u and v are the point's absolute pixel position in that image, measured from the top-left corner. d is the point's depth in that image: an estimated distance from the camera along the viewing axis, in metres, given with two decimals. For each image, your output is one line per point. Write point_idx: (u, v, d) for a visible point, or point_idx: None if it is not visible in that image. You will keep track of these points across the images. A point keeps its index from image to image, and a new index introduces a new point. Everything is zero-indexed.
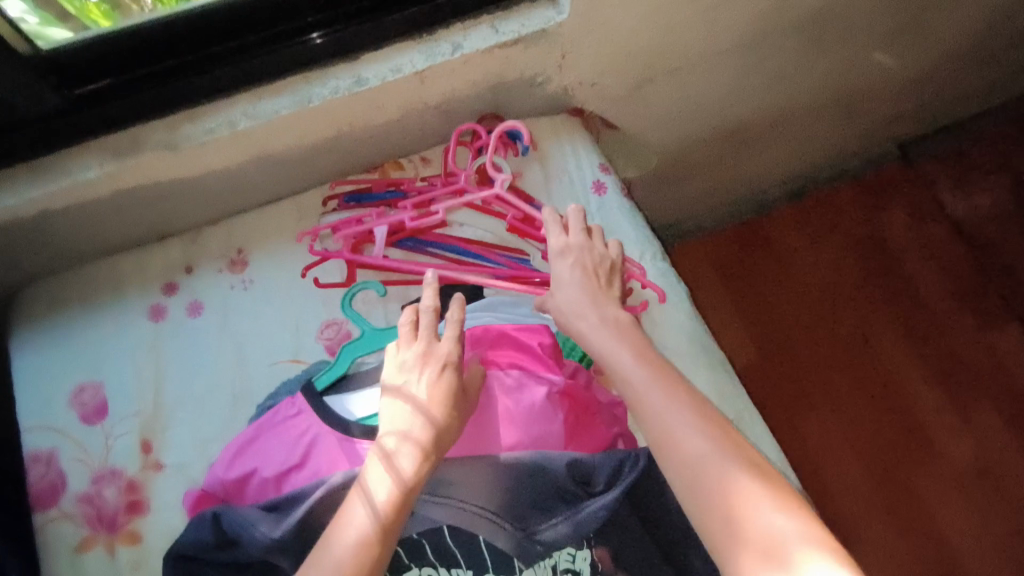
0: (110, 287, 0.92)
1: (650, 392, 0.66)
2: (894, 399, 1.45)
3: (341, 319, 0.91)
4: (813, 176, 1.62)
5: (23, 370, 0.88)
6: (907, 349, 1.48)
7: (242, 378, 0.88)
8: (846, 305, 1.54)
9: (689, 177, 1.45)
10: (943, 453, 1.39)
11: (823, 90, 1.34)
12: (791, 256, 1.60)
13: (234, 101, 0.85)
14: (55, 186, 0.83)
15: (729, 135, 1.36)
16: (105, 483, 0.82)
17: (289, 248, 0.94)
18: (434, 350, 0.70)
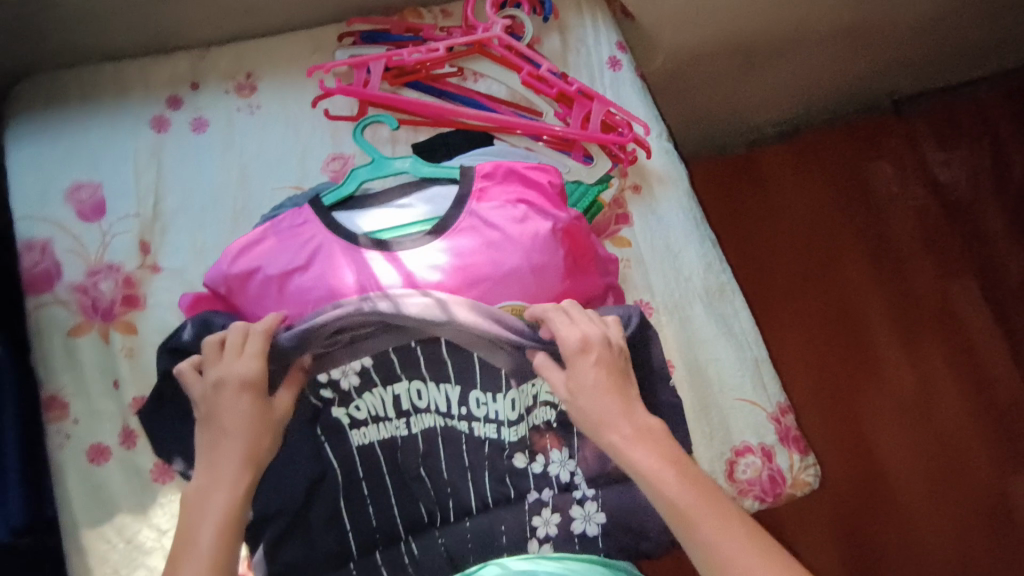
0: (109, 91, 0.91)
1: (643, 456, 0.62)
2: (857, 335, 1.49)
3: (347, 154, 0.91)
4: (805, 115, 1.63)
5: (19, 159, 0.86)
6: (871, 287, 1.53)
7: (244, 196, 0.88)
8: (817, 240, 1.57)
9: (693, 89, 1.46)
10: (895, 391, 1.45)
11: (833, 19, 1.37)
12: (777, 188, 1.61)
13: None
14: None
15: (738, 49, 1.38)
16: (101, 276, 0.83)
17: (301, 77, 0.93)
18: (240, 367, 0.65)
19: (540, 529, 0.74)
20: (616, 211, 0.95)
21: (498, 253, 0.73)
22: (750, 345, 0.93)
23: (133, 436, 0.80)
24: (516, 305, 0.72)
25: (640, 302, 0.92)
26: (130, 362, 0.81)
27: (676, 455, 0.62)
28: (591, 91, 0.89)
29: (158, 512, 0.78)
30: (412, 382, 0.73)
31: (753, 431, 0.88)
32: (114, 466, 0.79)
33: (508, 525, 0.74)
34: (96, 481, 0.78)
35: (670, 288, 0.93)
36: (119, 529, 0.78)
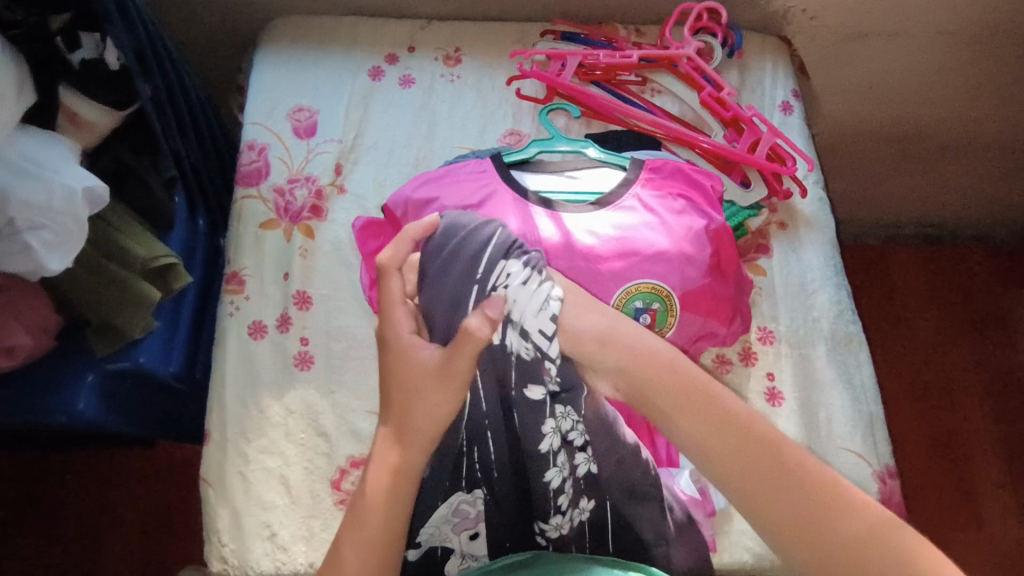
0: (343, 41, 1.06)
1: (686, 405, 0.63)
2: (963, 465, 1.40)
3: (523, 132, 1.01)
4: (952, 228, 1.56)
5: (260, 79, 1.03)
6: (989, 420, 1.43)
7: (428, 147, 0.99)
8: (940, 356, 1.49)
9: (847, 171, 1.43)
10: (995, 536, 1.34)
11: (1012, 128, 1.32)
12: (904, 291, 1.55)
13: None
14: None
15: (902, 142, 1.35)
16: (298, 185, 0.96)
17: (501, 60, 1.05)
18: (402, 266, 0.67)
19: (566, 503, 0.70)
20: (759, 240, 0.97)
21: (652, 236, 0.79)
22: (867, 401, 0.90)
23: (288, 323, 0.90)
24: (658, 284, 0.78)
25: (762, 328, 0.92)
26: (304, 261, 0.92)
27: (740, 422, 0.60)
28: (764, 122, 0.95)
29: (291, 394, 0.86)
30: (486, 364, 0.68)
31: (856, 483, 0.83)
32: (267, 345, 0.89)
33: (531, 496, 0.71)
34: (250, 354, 0.88)
35: (795, 324, 0.92)
36: (256, 400, 0.86)
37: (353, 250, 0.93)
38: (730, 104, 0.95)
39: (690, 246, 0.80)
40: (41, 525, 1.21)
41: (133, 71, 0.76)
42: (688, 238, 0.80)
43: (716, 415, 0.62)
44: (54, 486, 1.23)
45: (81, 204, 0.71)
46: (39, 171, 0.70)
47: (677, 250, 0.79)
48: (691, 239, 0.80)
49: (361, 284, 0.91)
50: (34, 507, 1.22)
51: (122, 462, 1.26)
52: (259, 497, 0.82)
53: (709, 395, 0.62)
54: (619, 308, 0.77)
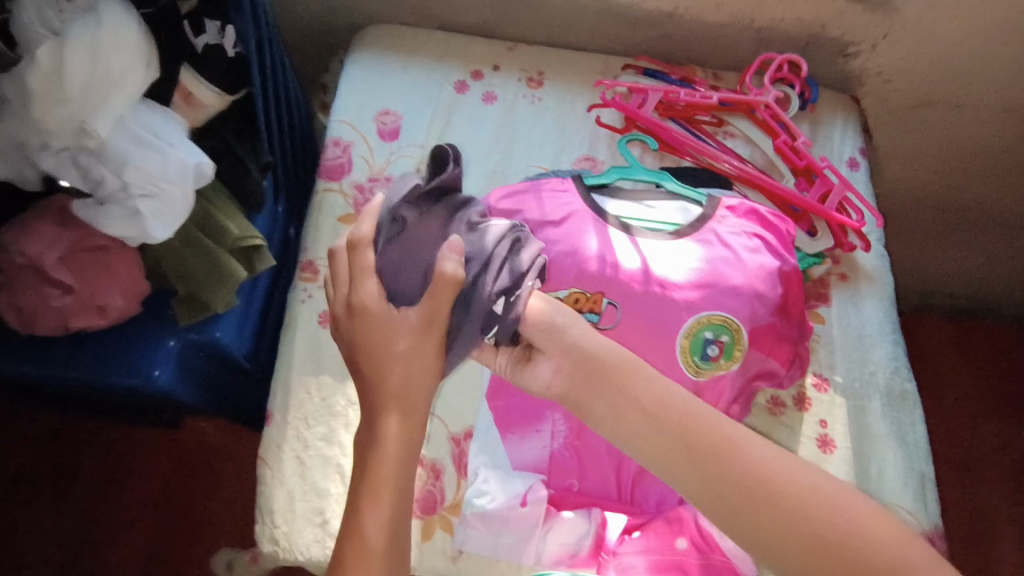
0: (432, 51, 1.10)
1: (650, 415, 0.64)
2: (985, 544, 1.38)
3: (596, 159, 1.06)
4: (989, 303, 1.57)
5: (350, 80, 1.07)
6: (1012, 501, 1.43)
7: (505, 164, 1.04)
8: (966, 429, 1.49)
9: (894, 233, 1.44)
10: None
11: None
12: (935, 360, 1.55)
13: None
14: None
15: (953, 212, 1.37)
16: (378, 184, 0.99)
17: (581, 90, 1.09)
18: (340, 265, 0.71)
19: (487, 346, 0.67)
20: (819, 289, 0.98)
21: (727, 269, 0.81)
22: (918, 460, 0.90)
23: None
24: (728, 317, 0.80)
25: (818, 375, 0.93)
26: None
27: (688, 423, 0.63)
28: (836, 174, 0.98)
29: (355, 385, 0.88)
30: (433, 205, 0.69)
31: None
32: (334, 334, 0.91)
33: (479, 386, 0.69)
34: (318, 341, 0.90)
35: (852, 375, 0.93)
36: (320, 388, 0.88)
37: None
38: (806, 155, 0.97)
39: (760, 283, 0.81)
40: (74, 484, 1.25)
41: (247, 59, 0.83)
42: (760, 277, 0.82)
43: (674, 424, 0.63)
44: (88, 451, 1.27)
45: (192, 178, 0.76)
46: (157, 143, 0.74)
47: (745, 287, 0.81)
48: (762, 277, 0.82)
49: None
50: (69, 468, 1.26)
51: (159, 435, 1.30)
52: (314, 483, 0.83)
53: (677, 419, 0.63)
54: (689, 336, 0.79)
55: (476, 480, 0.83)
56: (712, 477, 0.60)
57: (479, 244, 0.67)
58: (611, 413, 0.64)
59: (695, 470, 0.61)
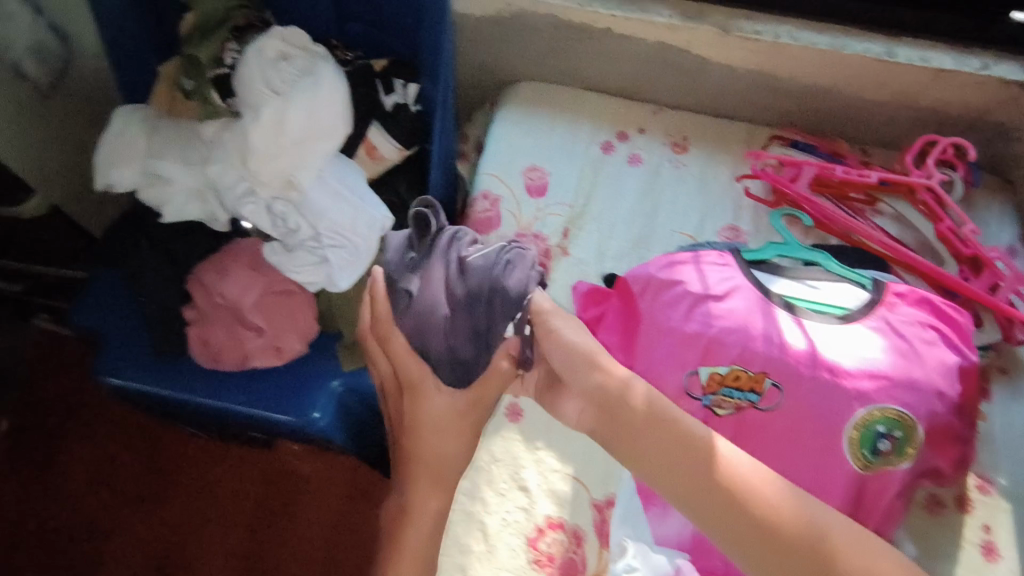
0: (579, 111, 1.12)
1: (673, 442, 0.65)
2: None
3: (740, 229, 1.05)
4: None
5: (500, 136, 1.09)
6: None
7: (649, 229, 1.04)
8: None
9: None
10: None
11: None
12: None
13: (785, 21, 0.98)
14: (630, 15, 0.97)
15: None
16: (526, 241, 1.01)
17: (728, 158, 1.09)
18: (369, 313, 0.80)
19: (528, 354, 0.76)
20: (980, 382, 0.94)
21: (902, 361, 0.79)
22: None
23: None
24: (903, 412, 0.76)
25: (981, 476, 0.88)
26: None
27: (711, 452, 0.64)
28: (1004, 264, 0.94)
29: (496, 442, 0.90)
30: (432, 234, 0.74)
31: None
32: None
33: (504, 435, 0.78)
34: None
35: (1016, 480, 0.88)
36: None
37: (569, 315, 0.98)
38: (974, 244, 0.94)
39: (940, 379, 0.78)
40: (182, 497, 1.28)
41: (429, 115, 0.85)
42: (939, 373, 0.79)
43: (692, 457, 0.64)
44: (200, 465, 1.31)
45: (379, 232, 0.79)
46: (352, 198, 0.78)
47: (925, 379, 0.78)
48: (941, 372, 0.79)
49: None
50: (179, 480, 1.30)
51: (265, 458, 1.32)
52: (456, 538, 0.85)
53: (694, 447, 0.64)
54: (859, 429, 0.76)
55: (626, 554, 0.79)
56: (678, 476, 0.64)
57: (482, 278, 0.72)
58: (630, 450, 0.67)
59: (710, 503, 0.62)
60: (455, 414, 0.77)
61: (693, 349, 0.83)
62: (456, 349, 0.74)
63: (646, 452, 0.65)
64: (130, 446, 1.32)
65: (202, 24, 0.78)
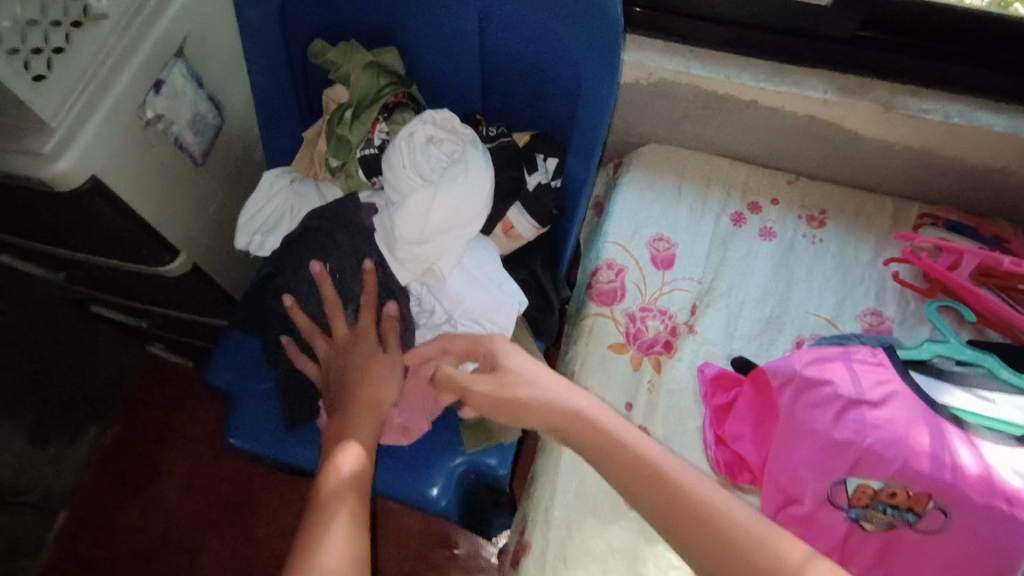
0: (708, 179, 1.07)
1: (695, 510, 0.58)
2: None
3: (884, 314, 0.97)
4: None
5: (626, 202, 1.07)
6: None
7: (782, 309, 0.98)
8: None
9: None
10: None
11: None
12: None
13: (954, 99, 0.92)
14: (787, 89, 0.94)
15: None
16: (651, 315, 0.96)
17: (870, 235, 1.02)
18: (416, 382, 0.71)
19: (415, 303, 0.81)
20: None
21: None
22: None
23: None
24: None
25: None
26: (648, 395, 0.91)
27: (741, 532, 0.57)
28: None
29: (614, 532, 0.84)
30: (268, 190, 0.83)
31: None
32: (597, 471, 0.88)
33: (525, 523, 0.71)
34: (581, 476, 0.88)
35: None
36: (582, 529, 0.85)
37: (695, 401, 0.91)
38: None
39: None
40: (268, 528, 1.28)
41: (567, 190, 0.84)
42: None
43: (714, 529, 0.57)
44: (290, 498, 1.31)
45: (513, 317, 0.78)
46: (490, 284, 0.77)
47: None
48: None
49: (702, 439, 0.89)
50: (269, 512, 1.30)
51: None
52: None
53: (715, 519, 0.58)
54: None
55: None
56: (709, 549, 0.56)
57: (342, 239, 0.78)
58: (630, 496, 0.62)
59: None
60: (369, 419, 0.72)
61: (842, 457, 0.77)
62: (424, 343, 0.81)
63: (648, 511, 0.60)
64: (226, 478, 1.33)
65: (354, 102, 0.79)
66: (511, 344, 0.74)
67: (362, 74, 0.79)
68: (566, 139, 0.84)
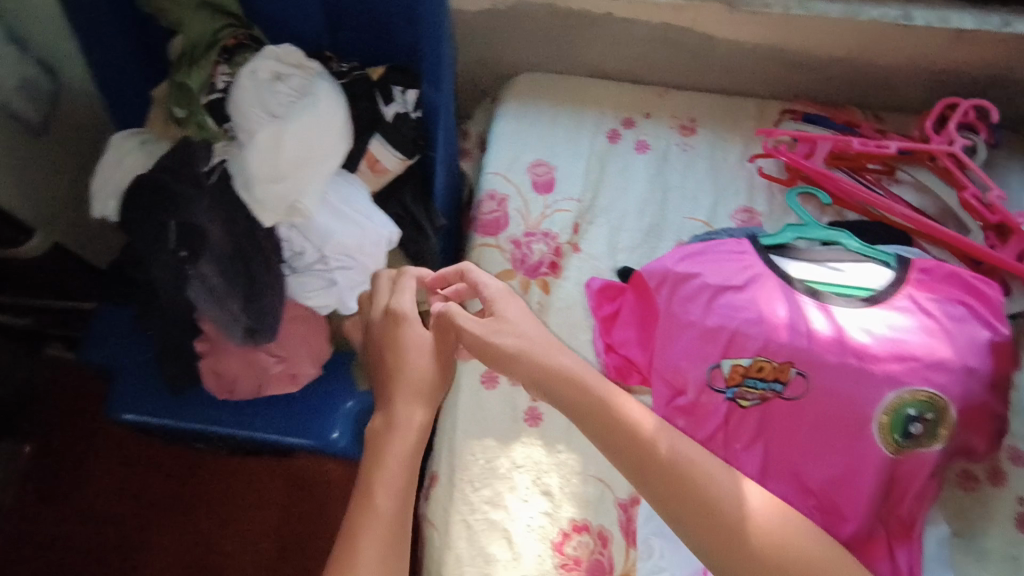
0: (582, 98, 1.08)
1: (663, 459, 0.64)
2: None
3: (754, 210, 1.02)
4: None
5: (503, 131, 1.07)
6: None
7: (661, 217, 1.01)
8: None
9: None
10: None
11: None
12: None
13: None
14: None
15: None
16: (536, 239, 0.98)
17: (735, 138, 1.06)
18: (418, 337, 0.73)
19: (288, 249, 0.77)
20: None
21: (932, 341, 0.76)
22: None
23: None
24: (934, 395, 0.74)
25: (1014, 449, 0.87)
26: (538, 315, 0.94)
27: (703, 482, 0.63)
28: None
29: (518, 448, 0.88)
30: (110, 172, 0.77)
31: None
32: (497, 394, 0.91)
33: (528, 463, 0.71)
34: (481, 401, 0.90)
35: None
36: (485, 450, 0.87)
37: (585, 312, 0.95)
38: (1000, 212, 0.90)
39: (970, 353, 0.76)
40: (197, 513, 1.26)
41: (428, 123, 0.84)
42: (967, 347, 0.76)
43: (681, 479, 0.63)
44: (219, 481, 1.29)
45: (382, 249, 0.78)
46: (357, 219, 0.77)
47: (954, 347, 0.76)
48: (968, 343, 0.76)
49: (593, 347, 0.92)
50: (199, 496, 1.28)
51: (276, 469, 1.29)
52: (482, 548, 0.82)
53: (683, 471, 0.63)
54: (890, 413, 0.74)
55: (652, 555, 0.81)
56: (687, 498, 0.62)
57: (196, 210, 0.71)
58: (629, 448, 0.65)
59: (703, 522, 0.62)
60: (410, 388, 0.71)
61: (715, 342, 0.81)
62: (307, 296, 0.78)
63: (635, 466, 0.65)
64: (149, 470, 1.30)
65: (190, 47, 0.77)
66: (507, 293, 0.76)
67: (196, 16, 0.77)
68: (415, 63, 0.84)
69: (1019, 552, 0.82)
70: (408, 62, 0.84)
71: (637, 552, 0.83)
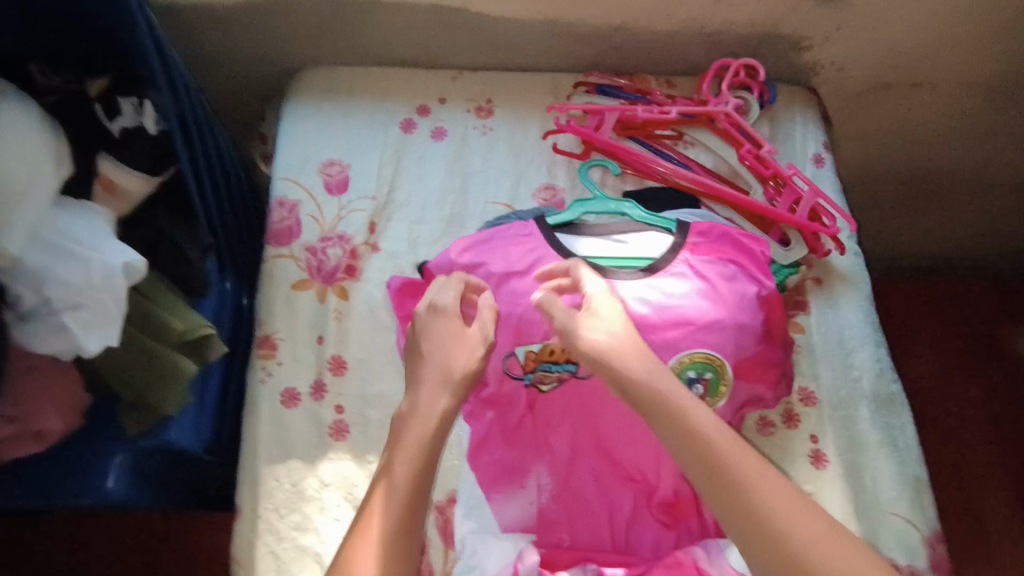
0: (371, 88, 1.03)
1: (697, 424, 0.64)
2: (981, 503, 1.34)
3: (558, 186, 1.00)
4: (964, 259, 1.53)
5: (287, 131, 0.99)
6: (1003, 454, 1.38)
7: (464, 204, 0.98)
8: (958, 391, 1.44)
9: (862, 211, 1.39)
10: None
11: None
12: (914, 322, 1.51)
13: None
14: None
15: (925, 182, 1.31)
16: (331, 244, 0.93)
17: (535, 114, 1.03)
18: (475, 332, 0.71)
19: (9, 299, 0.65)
20: (796, 297, 0.97)
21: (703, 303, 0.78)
22: (912, 464, 0.89)
23: (323, 390, 0.87)
24: (711, 354, 0.77)
25: (804, 390, 0.92)
26: (338, 324, 0.89)
27: (722, 447, 0.63)
28: (803, 179, 0.95)
29: (326, 466, 0.83)
30: None
31: (902, 549, 0.83)
32: (300, 413, 0.86)
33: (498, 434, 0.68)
34: (283, 423, 0.85)
35: (837, 385, 0.93)
36: (290, 473, 0.83)
37: (389, 311, 0.90)
38: (773, 166, 0.94)
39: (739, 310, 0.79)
40: None
41: (173, 135, 0.75)
42: (736, 305, 0.79)
43: (701, 452, 0.63)
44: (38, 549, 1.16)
45: (121, 279, 0.68)
46: (78, 249, 0.66)
47: (723, 306, 0.79)
48: (737, 300, 0.79)
49: (397, 347, 0.88)
50: None
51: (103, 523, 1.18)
52: None
53: (700, 436, 0.63)
54: (673, 378, 0.76)
55: (467, 554, 0.80)
56: (686, 455, 0.63)
57: None
58: (673, 440, 0.64)
59: (711, 483, 0.62)
60: (452, 340, 0.70)
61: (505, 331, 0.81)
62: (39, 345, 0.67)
63: (685, 453, 0.63)
64: None
65: None
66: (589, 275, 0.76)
67: None
68: (135, 70, 0.73)
69: (814, 485, 0.87)
70: (128, 69, 0.73)
71: (454, 553, 0.81)
